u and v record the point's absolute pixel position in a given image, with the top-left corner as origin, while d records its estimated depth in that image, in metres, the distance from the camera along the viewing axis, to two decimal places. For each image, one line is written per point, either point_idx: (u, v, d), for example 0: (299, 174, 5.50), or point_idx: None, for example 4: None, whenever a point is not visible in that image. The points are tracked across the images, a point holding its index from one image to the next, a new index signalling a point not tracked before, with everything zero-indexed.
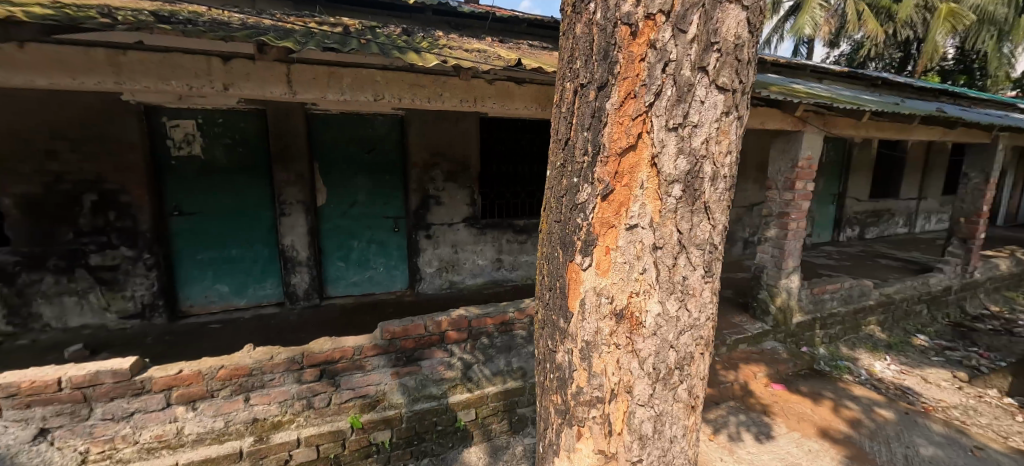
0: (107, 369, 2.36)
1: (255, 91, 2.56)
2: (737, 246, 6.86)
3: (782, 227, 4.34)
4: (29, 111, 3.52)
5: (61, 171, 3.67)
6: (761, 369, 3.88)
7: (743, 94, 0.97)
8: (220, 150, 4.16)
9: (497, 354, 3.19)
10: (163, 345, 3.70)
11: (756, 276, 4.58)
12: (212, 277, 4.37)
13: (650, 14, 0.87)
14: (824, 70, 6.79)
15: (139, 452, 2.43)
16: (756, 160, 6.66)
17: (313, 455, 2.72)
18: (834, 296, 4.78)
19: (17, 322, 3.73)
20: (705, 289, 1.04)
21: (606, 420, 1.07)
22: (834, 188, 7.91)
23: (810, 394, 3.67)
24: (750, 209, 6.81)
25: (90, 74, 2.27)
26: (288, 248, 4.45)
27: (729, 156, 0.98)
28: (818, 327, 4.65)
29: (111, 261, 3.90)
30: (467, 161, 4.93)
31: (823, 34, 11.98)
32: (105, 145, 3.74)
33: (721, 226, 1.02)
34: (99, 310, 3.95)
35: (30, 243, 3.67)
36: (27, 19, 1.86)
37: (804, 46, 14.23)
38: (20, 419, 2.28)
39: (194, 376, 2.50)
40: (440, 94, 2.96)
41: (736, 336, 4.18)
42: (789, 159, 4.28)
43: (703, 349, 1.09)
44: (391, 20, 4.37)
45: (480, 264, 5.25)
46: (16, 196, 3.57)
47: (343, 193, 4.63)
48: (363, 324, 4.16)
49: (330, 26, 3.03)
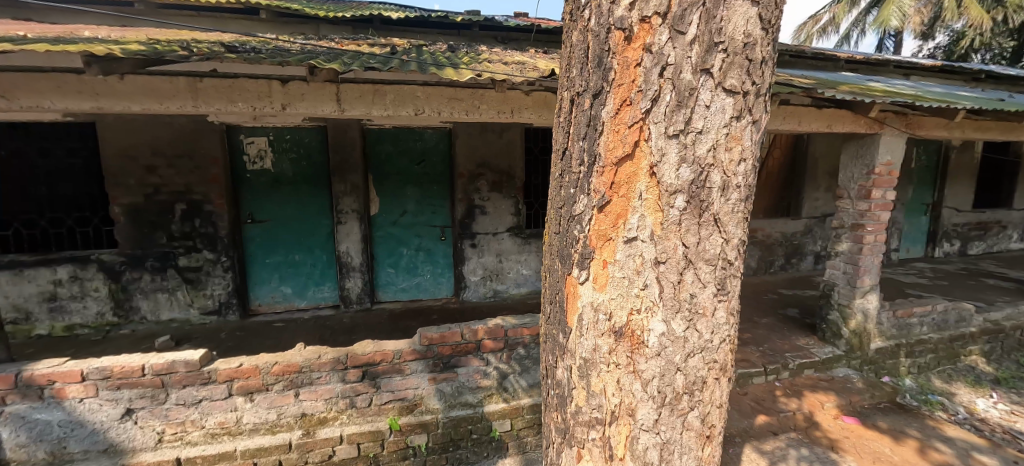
0: (181, 359, 2.58)
1: (309, 110, 2.76)
2: (807, 261, 6.31)
3: (857, 241, 3.91)
4: (133, 133, 4.03)
5: (157, 183, 4.17)
6: (829, 399, 3.50)
7: (759, 96, 0.90)
8: (286, 163, 4.53)
9: (533, 366, 3.11)
10: (235, 339, 4.06)
11: (825, 294, 4.17)
12: (278, 279, 4.74)
13: (646, 17, 0.85)
14: (911, 66, 6.10)
15: (204, 436, 2.66)
16: (828, 166, 6.12)
17: (354, 452, 2.82)
18: (922, 321, 4.21)
19: (121, 313, 4.27)
20: (719, 309, 0.96)
21: (606, 443, 1.02)
22: (926, 197, 7.04)
23: (890, 430, 3.23)
24: (821, 220, 6.25)
25: (174, 99, 2.57)
26: (343, 254, 4.71)
27: (743, 164, 0.90)
28: (903, 354, 4.12)
29: (196, 263, 4.36)
30: (512, 171, 4.97)
31: (913, 26, 10.79)
32: (194, 160, 4.21)
33: (736, 240, 0.94)
34: (184, 305, 4.39)
35: (132, 245, 4.19)
36: (122, 55, 2.13)
37: (890, 40, 12.91)
38: (112, 399, 2.54)
39: (252, 370, 2.66)
40: (478, 106, 3.04)
41: (802, 360, 3.82)
42: (864, 165, 3.87)
43: (719, 374, 1.00)
44: (440, 37, 4.55)
45: (524, 273, 5.25)
46: (122, 204, 4.10)
47: (394, 203, 4.85)
48: (409, 329, 4.29)
49: (380, 47, 3.21)
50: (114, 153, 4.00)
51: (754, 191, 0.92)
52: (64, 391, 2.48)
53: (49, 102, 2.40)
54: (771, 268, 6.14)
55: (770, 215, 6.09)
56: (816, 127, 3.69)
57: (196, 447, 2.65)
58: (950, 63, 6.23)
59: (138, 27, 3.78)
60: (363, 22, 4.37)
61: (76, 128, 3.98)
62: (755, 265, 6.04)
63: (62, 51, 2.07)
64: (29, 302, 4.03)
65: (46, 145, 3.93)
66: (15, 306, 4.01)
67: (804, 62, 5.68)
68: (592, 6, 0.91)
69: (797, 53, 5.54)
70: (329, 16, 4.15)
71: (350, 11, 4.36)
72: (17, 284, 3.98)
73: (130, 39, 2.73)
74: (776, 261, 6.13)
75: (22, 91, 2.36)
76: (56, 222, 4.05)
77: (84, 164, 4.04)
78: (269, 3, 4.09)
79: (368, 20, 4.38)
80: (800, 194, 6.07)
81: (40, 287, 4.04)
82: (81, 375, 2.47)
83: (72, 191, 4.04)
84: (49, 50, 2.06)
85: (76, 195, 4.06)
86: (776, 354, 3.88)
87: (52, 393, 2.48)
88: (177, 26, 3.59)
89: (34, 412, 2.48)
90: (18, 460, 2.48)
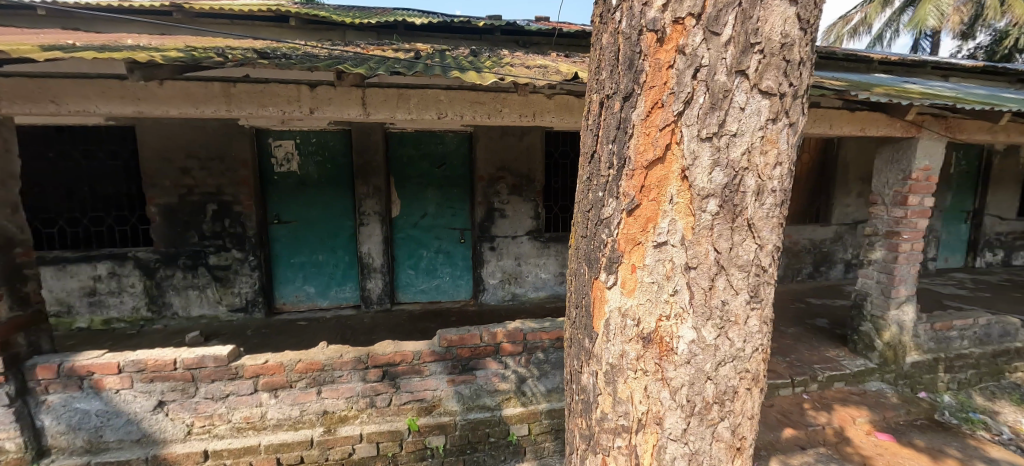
0: (210, 354, 2.66)
1: (336, 113, 2.81)
2: (836, 269, 6.10)
3: (891, 249, 3.75)
4: (169, 135, 4.19)
5: (190, 184, 4.32)
6: (862, 414, 3.36)
7: (796, 98, 0.87)
8: (312, 165, 4.63)
9: (552, 370, 3.09)
10: (260, 337, 4.16)
11: (858, 305, 4.01)
12: (302, 279, 4.84)
13: (679, 19, 0.84)
14: (950, 67, 5.85)
15: (230, 430, 2.73)
16: (860, 172, 5.92)
17: (373, 451, 2.85)
18: (963, 334, 4.01)
19: (155, 309, 4.43)
20: (752, 317, 0.93)
21: (632, 452, 1.00)
22: (966, 203, 6.71)
23: (928, 449, 3.08)
24: (853, 227, 6.02)
25: (208, 103, 2.65)
26: (365, 255, 4.78)
27: (779, 168, 0.87)
28: (942, 369, 3.92)
29: (225, 261, 4.49)
30: (532, 174, 4.97)
31: (952, 26, 10.34)
32: (225, 163, 4.35)
33: (770, 246, 0.91)
34: (213, 302, 4.53)
35: (166, 243, 4.35)
36: (162, 61, 2.22)
37: (928, 40, 12.42)
38: (145, 391, 2.63)
39: (277, 367, 2.72)
40: (500, 110, 3.04)
41: (831, 372, 3.69)
42: (900, 170, 3.71)
43: (750, 384, 0.97)
44: (462, 42, 4.60)
45: (543, 277, 5.23)
46: (158, 204, 4.27)
47: (415, 205, 4.90)
48: (428, 330, 4.32)
49: (404, 52, 3.27)
50: (152, 155, 4.18)
51: (791, 195, 0.89)
52: (102, 383, 2.58)
53: (94, 106, 2.51)
54: (798, 275, 5.95)
55: (797, 221, 5.91)
56: (848, 130, 3.57)
57: (223, 440, 2.71)
58: (994, 64, 5.94)
59: (175, 35, 3.94)
60: (388, 28, 4.44)
61: (117, 131, 4.16)
62: (782, 273, 5.86)
63: (107, 57, 2.16)
64: (71, 296, 4.22)
65: (89, 147, 4.13)
66: (58, 300, 4.20)
67: (835, 64, 5.52)
68: (623, 8, 0.91)
69: (828, 55, 5.39)
70: (355, 22, 4.24)
71: (375, 18, 4.45)
72: (60, 279, 4.17)
73: (168, 46, 2.85)
74: (804, 269, 5.95)
75: (69, 96, 2.47)
76: (97, 220, 4.24)
77: (123, 165, 4.22)
78: (298, 11, 4.20)
79: (392, 26, 4.45)
80: (830, 200, 5.88)
81: (82, 282, 4.22)
82: (118, 367, 2.57)
83: (112, 191, 4.23)
84: (95, 58, 2.16)
85: (116, 194, 4.24)
86: (804, 366, 3.75)
87: (91, 384, 2.58)
88: (212, 34, 3.73)
89: (73, 401, 2.58)
90: (59, 447, 2.60)
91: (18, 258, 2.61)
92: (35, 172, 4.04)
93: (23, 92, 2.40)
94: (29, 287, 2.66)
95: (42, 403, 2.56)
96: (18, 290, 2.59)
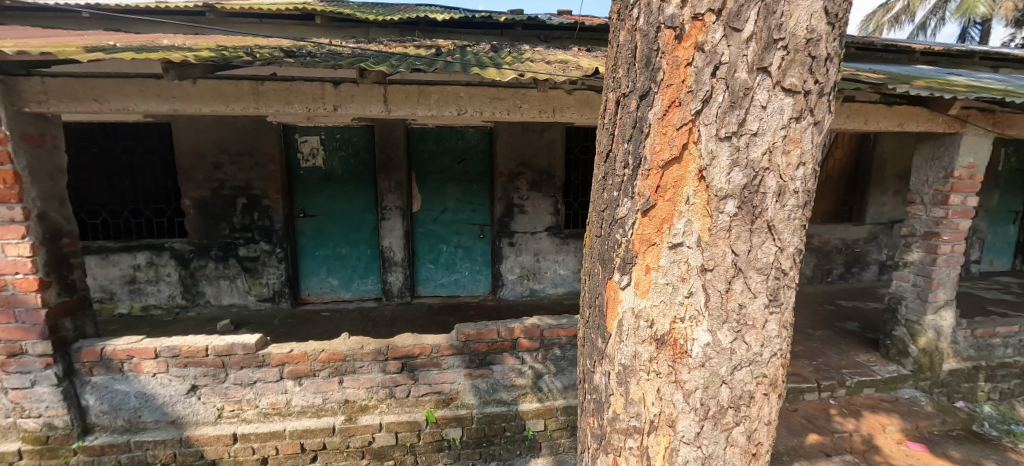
0: (239, 342, 2.76)
1: (359, 110, 2.86)
2: (870, 270, 5.86)
3: (930, 250, 3.57)
4: (203, 132, 4.35)
5: (222, 178, 4.48)
6: (893, 422, 3.24)
7: (822, 95, 0.84)
8: (336, 161, 4.73)
9: (569, 367, 3.08)
10: (286, 326, 4.29)
11: (891, 309, 3.84)
12: (326, 271, 4.97)
13: (698, 15, 0.82)
14: (1000, 57, 5.50)
15: (258, 415, 2.84)
16: (897, 168, 5.65)
17: (393, 440, 2.92)
18: (1007, 342, 3.80)
19: (189, 297, 4.63)
20: (770, 321, 0.91)
21: (643, 453, 0.99)
22: (1016, 203, 6.33)
23: (963, 461, 2.95)
24: (888, 227, 5.77)
25: (238, 101, 2.73)
26: (387, 249, 4.86)
27: (802, 168, 0.84)
28: (982, 378, 3.74)
29: (254, 253, 4.65)
30: (552, 170, 4.95)
31: (1006, 13, 9.67)
32: (254, 158, 4.49)
33: (791, 249, 0.88)
34: (243, 292, 4.71)
35: (200, 235, 4.53)
36: (194, 61, 2.29)
37: (977, 29, 11.73)
38: (179, 375, 2.75)
39: (301, 356, 2.79)
40: (520, 106, 3.04)
41: (861, 378, 3.55)
42: (941, 168, 3.52)
43: (768, 389, 0.94)
44: (483, 37, 4.60)
45: (562, 274, 5.21)
46: (192, 197, 4.45)
47: (436, 200, 4.95)
48: (447, 324, 4.38)
49: (425, 48, 3.30)
50: (187, 150, 4.35)
51: (814, 197, 0.86)
52: (140, 366, 2.71)
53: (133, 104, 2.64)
54: (828, 277, 5.75)
55: (828, 220, 5.71)
56: (885, 125, 3.41)
57: (250, 424, 2.83)
58: None
59: (207, 35, 4.07)
60: (409, 25, 4.46)
61: (154, 126, 4.35)
62: (811, 273, 5.68)
63: (144, 58, 2.25)
64: (113, 284, 4.45)
65: (129, 143, 4.32)
66: (102, 287, 4.44)
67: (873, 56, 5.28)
68: (641, 5, 0.89)
69: (865, 46, 5.15)
70: (377, 19, 4.29)
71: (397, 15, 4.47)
72: (103, 267, 4.40)
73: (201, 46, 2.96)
74: (835, 270, 5.73)
75: (111, 94, 2.60)
76: (137, 212, 4.44)
77: (160, 160, 4.41)
78: (323, 9, 4.28)
79: (414, 23, 4.48)
80: (863, 198, 5.66)
81: (123, 270, 4.45)
82: (155, 352, 2.69)
83: (151, 184, 4.43)
84: (134, 58, 2.25)
85: (154, 188, 4.44)
86: (832, 370, 3.63)
87: (130, 367, 2.71)
88: (242, 33, 3.84)
89: (114, 382, 2.73)
90: (101, 425, 2.75)
91: (66, 248, 2.77)
92: (80, 167, 4.26)
93: (69, 91, 2.53)
94: (75, 275, 2.82)
95: (87, 384, 2.71)
96: (65, 278, 2.75)
